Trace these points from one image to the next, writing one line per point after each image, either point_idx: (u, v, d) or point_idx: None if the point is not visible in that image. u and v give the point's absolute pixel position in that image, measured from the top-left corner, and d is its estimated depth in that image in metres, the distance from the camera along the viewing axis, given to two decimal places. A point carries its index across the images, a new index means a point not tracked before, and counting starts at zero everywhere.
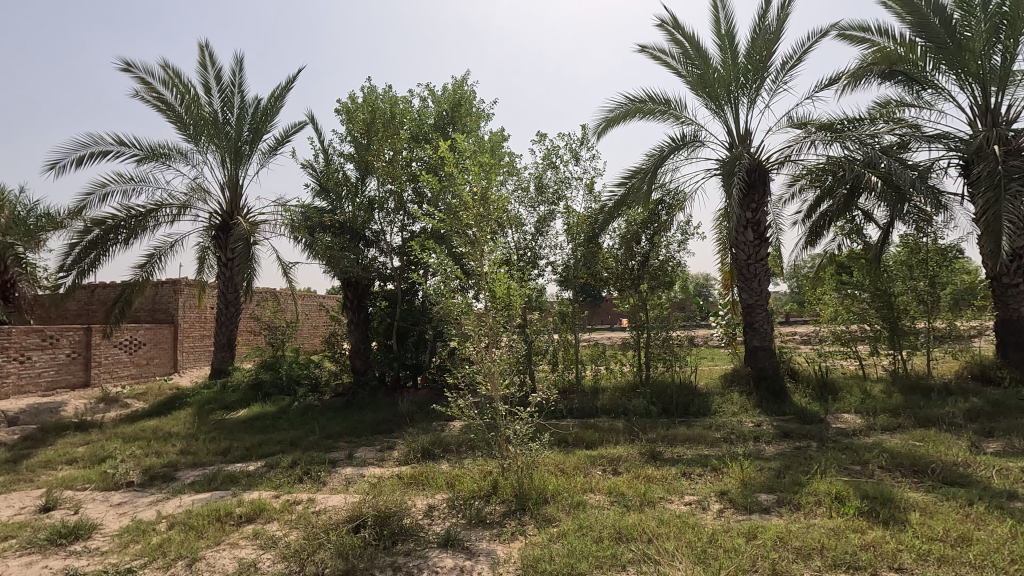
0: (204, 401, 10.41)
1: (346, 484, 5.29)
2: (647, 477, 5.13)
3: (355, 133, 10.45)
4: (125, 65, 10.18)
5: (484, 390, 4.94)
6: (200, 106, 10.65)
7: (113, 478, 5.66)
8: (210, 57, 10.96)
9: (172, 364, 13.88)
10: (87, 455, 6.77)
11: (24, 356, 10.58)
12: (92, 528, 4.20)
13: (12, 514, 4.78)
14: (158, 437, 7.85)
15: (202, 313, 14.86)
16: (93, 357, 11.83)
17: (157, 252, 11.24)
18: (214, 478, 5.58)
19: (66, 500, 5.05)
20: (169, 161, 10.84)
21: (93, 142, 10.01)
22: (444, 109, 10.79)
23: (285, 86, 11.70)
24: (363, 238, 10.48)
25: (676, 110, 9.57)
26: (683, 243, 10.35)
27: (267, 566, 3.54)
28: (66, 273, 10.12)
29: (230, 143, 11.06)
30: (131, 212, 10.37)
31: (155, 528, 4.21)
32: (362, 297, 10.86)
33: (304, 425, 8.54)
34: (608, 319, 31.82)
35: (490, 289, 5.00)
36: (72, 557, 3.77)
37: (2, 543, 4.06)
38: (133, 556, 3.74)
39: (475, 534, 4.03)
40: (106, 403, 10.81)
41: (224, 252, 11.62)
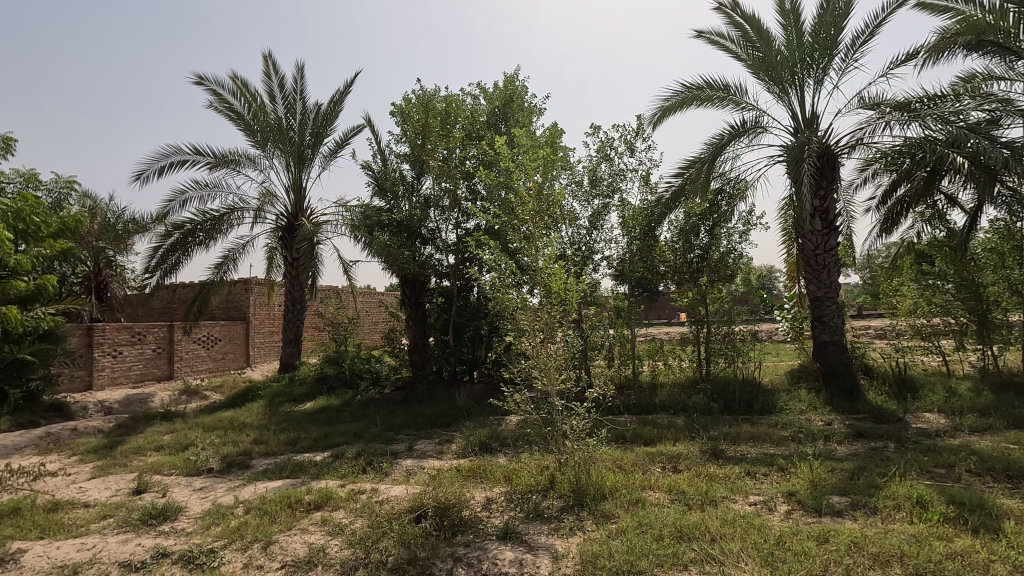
0: (274, 394, 10.97)
1: (407, 475, 5.45)
2: (708, 475, 5.00)
3: (410, 133, 10.72)
4: (198, 79, 10.86)
5: (540, 385, 4.98)
6: (266, 113, 11.19)
7: (194, 465, 6.07)
8: (273, 66, 11.51)
9: (245, 359, 14.77)
10: (172, 443, 7.29)
11: (116, 351, 11.52)
12: (178, 510, 4.53)
13: (110, 495, 5.24)
14: (234, 428, 8.35)
15: (270, 310, 15.72)
16: (175, 352, 12.71)
17: (232, 252, 11.94)
18: (284, 467, 5.88)
19: (154, 484, 5.46)
20: (238, 167, 11.47)
21: (172, 152, 10.74)
22: (496, 105, 10.75)
23: (343, 90, 12.14)
24: (420, 235, 10.74)
25: (736, 95, 9.20)
26: (745, 234, 9.99)
27: (334, 552, 3.70)
28: (151, 274, 10.93)
29: (294, 148, 11.59)
30: (207, 217, 11.05)
31: (233, 512, 4.50)
32: (419, 295, 11.15)
33: (367, 418, 8.85)
34: (665, 314, 31.06)
35: (546, 285, 4.96)
36: (161, 537, 4.07)
37: (102, 521, 4.45)
38: (215, 537, 4.01)
39: (533, 528, 4.06)
40: (189, 396, 11.59)
41: (290, 252, 12.17)
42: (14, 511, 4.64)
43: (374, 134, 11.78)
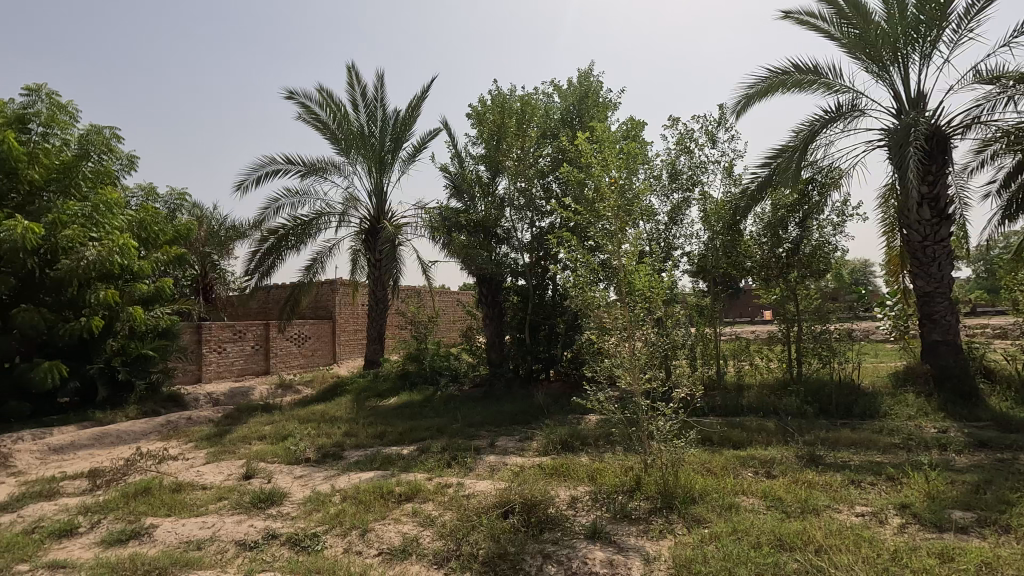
0: (360, 389, 11.53)
1: (491, 471, 5.54)
2: (807, 482, 4.71)
3: (486, 135, 10.78)
4: (289, 93, 11.60)
5: (623, 384, 4.90)
6: (350, 122, 11.76)
7: (294, 454, 6.49)
8: (356, 76, 12.07)
9: (332, 356, 15.64)
10: (273, 433, 7.84)
11: (221, 347, 12.55)
12: (283, 496, 4.86)
13: (223, 479, 5.72)
14: (326, 420, 8.85)
15: (354, 309, 16.53)
16: (271, 348, 13.67)
17: (320, 255, 12.66)
18: (374, 459, 6.15)
19: (260, 471, 5.90)
20: (325, 174, 12.15)
21: (267, 163, 11.55)
22: (570, 103, 10.78)
23: (420, 96, 12.53)
24: (495, 235, 10.93)
25: (829, 77, 8.60)
26: (840, 226, 9.32)
27: (427, 542, 3.83)
28: (251, 276, 11.80)
29: (375, 154, 12.11)
30: (298, 222, 11.79)
31: (331, 500, 4.77)
32: (496, 294, 11.31)
33: (448, 414, 9.09)
34: (748, 312, 29.53)
35: (629, 282, 4.88)
36: (269, 519, 4.39)
37: (218, 502, 4.87)
38: (317, 522, 4.27)
39: (622, 529, 3.99)
40: (284, 389, 12.41)
41: (373, 254, 12.72)
42: (145, 490, 5.17)
43: (450, 137, 12.07)
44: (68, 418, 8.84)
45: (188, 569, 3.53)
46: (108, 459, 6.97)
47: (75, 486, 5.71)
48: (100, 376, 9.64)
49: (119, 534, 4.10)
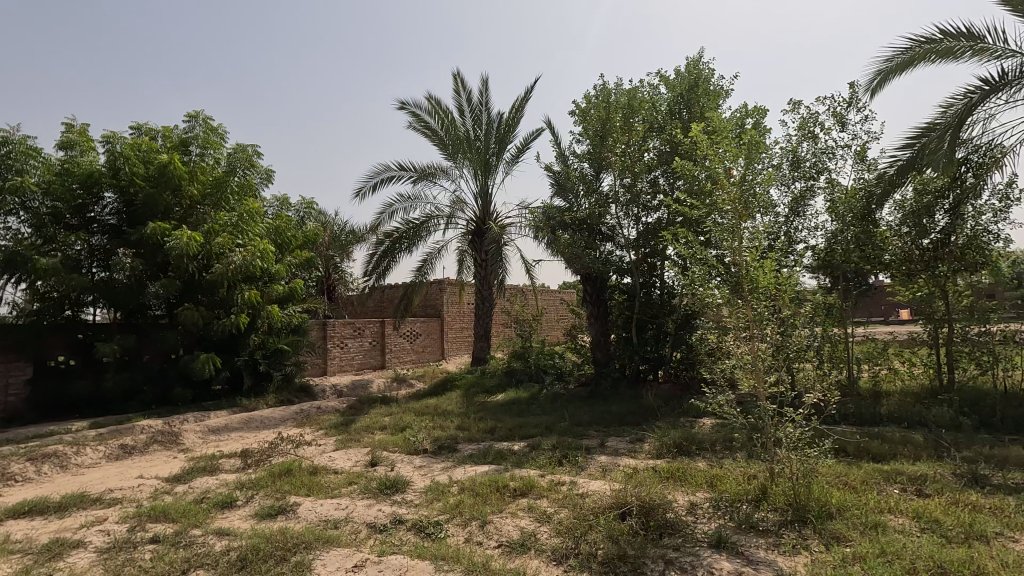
0: (469, 385, 11.93)
1: (603, 471, 5.48)
2: (970, 504, 4.13)
3: (591, 132, 10.59)
4: (402, 104, 12.27)
5: (746, 387, 4.60)
6: (456, 127, 12.18)
7: (413, 445, 6.87)
8: (462, 83, 12.49)
9: (441, 352, 16.38)
10: (392, 424, 8.35)
11: (343, 343, 13.58)
12: (406, 484, 5.15)
13: (352, 465, 6.20)
14: (439, 414, 9.26)
15: (460, 308, 17.18)
16: (386, 344, 14.57)
17: (430, 256, 13.27)
18: (488, 453, 6.33)
19: (384, 459, 6.31)
20: (435, 179, 12.71)
21: (382, 170, 12.31)
22: (679, 93, 10.35)
23: (523, 97, 12.68)
24: (600, 232, 10.79)
25: (989, 42, 7.48)
26: (1003, 213, 8.08)
27: (544, 538, 3.87)
28: (369, 277, 12.66)
29: (481, 156, 12.45)
30: (410, 225, 12.44)
31: (450, 491, 4.98)
32: (601, 291, 11.17)
33: (556, 412, 9.13)
34: (880, 311, 26.55)
35: (750, 279, 4.59)
36: (396, 505, 4.68)
37: (350, 486, 5.28)
38: (439, 511, 4.47)
39: (749, 540, 3.77)
40: (399, 383, 13.17)
41: (479, 254, 13.12)
42: (287, 470, 5.74)
43: (553, 136, 12.09)
44: (221, 404, 10.04)
45: (328, 545, 3.86)
46: (255, 442, 7.82)
47: (231, 464, 6.47)
48: (245, 368, 10.82)
49: (270, 509, 4.58)
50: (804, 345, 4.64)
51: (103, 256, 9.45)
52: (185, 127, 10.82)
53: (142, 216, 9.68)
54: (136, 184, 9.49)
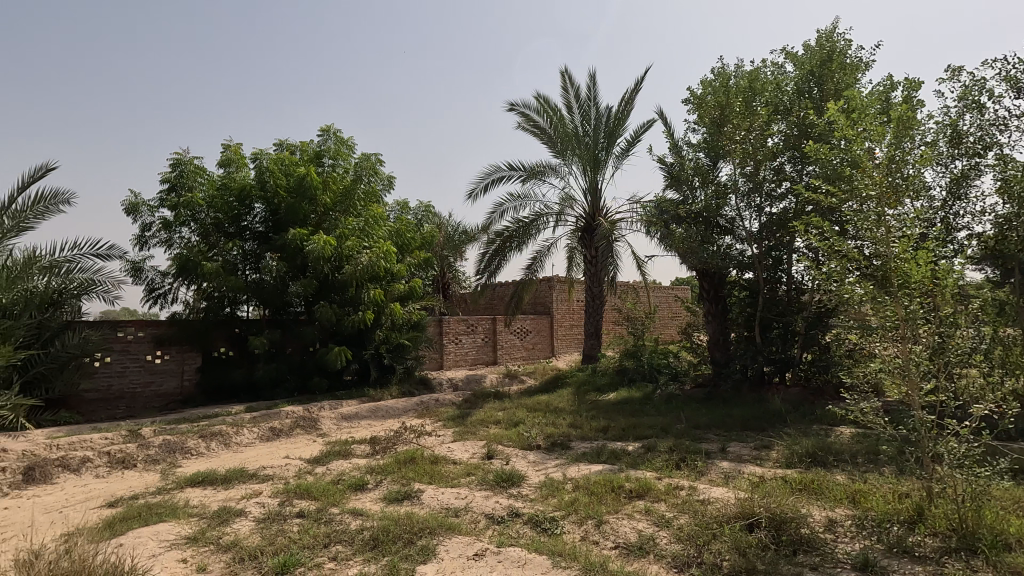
0: (580, 382, 11.87)
1: (726, 478, 5.19)
2: None
3: (707, 118, 9.89)
4: (511, 105, 12.50)
5: (894, 394, 4.10)
6: (565, 124, 12.16)
7: (526, 441, 6.98)
8: (570, 79, 12.44)
9: (550, 349, 16.50)
10: (506, 419, 8.56)
11: (458, 339, 14.16)
12: (521, 478, 5.26)
13: (469, 456, 6.45)
14: (551, 410, 9.33)
15: (570, 305, 17.17)
16: (498, 341, 14.96)
17: (539, 254, 13.39)
18: (601, 452, 6.26)
19: (499, 452, 6.49)
20: (543, 177, 12.80)
21: (493, 171, 12.64)
22: (808, 70, 9.45)
23: (633, 88, 12.35)
24: (717, 225, 10.22)
25: None
26: None
27: (664, 544, 3.74)
28: (481, 275, 13.07)
29: (589, 152, 12.32)
30: (520, 224, 12.65)
31: (565, 488, 5.00)
32: (719, 288, 10.55)
33: (671, 413, 8.80)
34: None
35: (900, 272, 4.03)
36: (512, 498, 4.79)
37: (468, 477, 5.50)
38: (554, 507, 4.51)
39: (903, 567, 3.36)
40: (511, 379, 13.46)
41: (589, 251, 12.99)
42: (411, 458, 6.10)
43: (666, 126, 11.64)
44: (352, 394, 10.93)
45: (450, 532, 4.04)
46: (381, 430, 8.41)
47: (361, 449, 7.02)
48: (372, 361, 11.66)
49: (396, 494, 4.90)
50: (971, 348, 3.99)
51: (254, 259, 10.70)
52: (318, 141, 11.91)
53: (284, 223, 10.80)
54: (279, 194, 10.62)
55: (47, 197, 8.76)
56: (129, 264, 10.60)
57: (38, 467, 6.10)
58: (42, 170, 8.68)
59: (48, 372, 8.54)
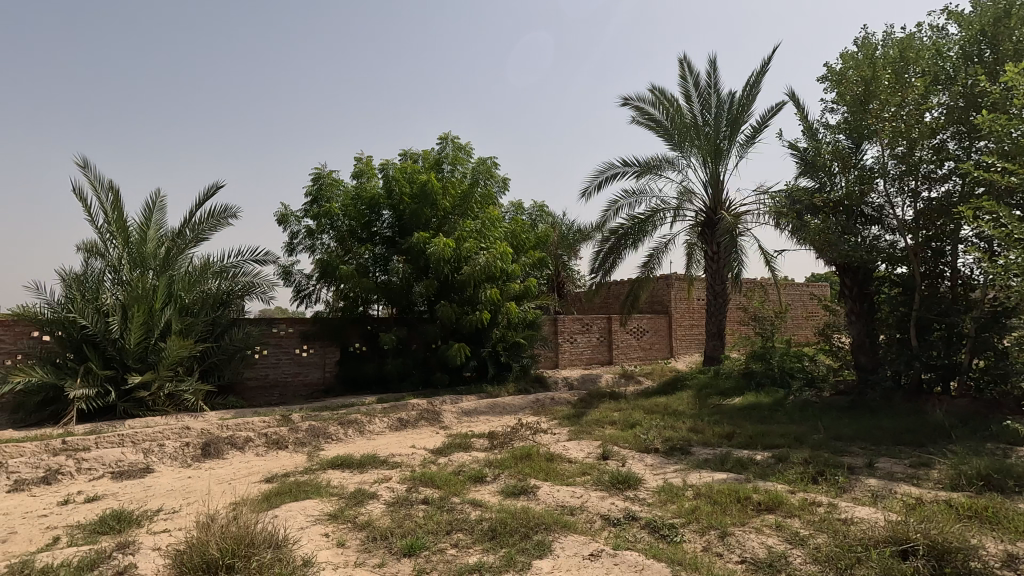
0: (701, 385, 11.30)
1: (873, 496, 4.64)
2: None
3: (848, 96, 8.91)
4: (625, 99, 12.22)
5: None
6: (683, 115, 11.63)
7: (644, 443, 6.79)
8: (688, 67, 11.87)
9: (669, 350, 15.89)
10: (622, 420, 8.39)
11: (572, 338, 14.15)
12: (639, 481, 5.13)
13: (584, 456, 6.42)
14: (670, 413, 8.98)
15: (690, 304, 16.41)
16: (613, 340, 14.72)
17: (656, 251, 12.95)
18: (726, 460, 5.91)
19: (615, 454, 6.39)
20: (660, 171, 12.35)
21: (607, 168, 12.44)
22: (977, 30, 8.11)
23: (759, 70, 11.48)
24: (862, 215, 9.20)
25: None
26: None
27: (798, 563, 3.44)
28: (595, 274, 12.93)
29: (710, 143, 11.67)
30: (636, 220, 12.32)
31: (685, 494, 4.79)
32: (865, 285, 9.50)
33: (806, 421, 8.06)
34: None
35: None
36: (628, 501, 4.69)
37: (584, 476, 5.48)
38: (673, 514, 4.34)
39: None
40: (628, 379, 13.17)
41: (710, 247, 12.30)
42: (527, 454, 6.22)
43: (798, 109, 10.68)
44: (471, 389, 11.39)
45: (566, 530, 4.06)
46: (499, 426, 8.66)
47: (480, 443, 7.29)
48: (489, 358, 12.05)
49: (513, 489, 5.02)
50: None
51: (383, 262, 11.56)
52: (438, 148, 12.55)
53: (409, 227, 11.53)
54: (404, 201, 11.37)
55: (218, 212, 10.19)
56: (281, 269, 11.97)
57: (213, 443, 7.12)
58: (213, 188, 10.10)
59: (219, 362, 9.94)
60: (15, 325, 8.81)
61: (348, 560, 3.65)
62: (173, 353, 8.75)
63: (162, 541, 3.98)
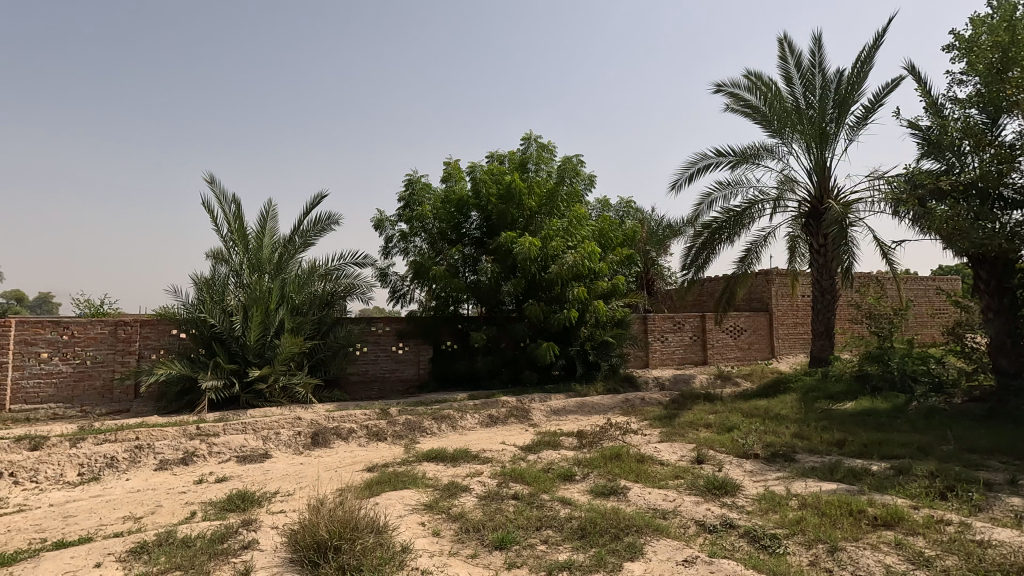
0: (807, 388, 10.52)
1: (1017, 518, 4.09)
2: None
3: (981, 65, 7.90)
4: (718, 86, 11.65)
5: None
6: (783, 99, 10.88)
7: (742, 448, 6.45)
8: (789, 47, 11.09)
9: (770, 350, 14.95)
10: (718, 423, 8.02)
11: (663, 337, 13.72)
12: (736, 488, 4.88)
13: (678, 459, 6.22)
14: (772, 417, 8.45)
15: (793, 301, 15.33)
16: (707, 339, 14.10)
17: (754, 245, 12.22)
18: (836, 469, 5.47)
19: (711, 458, 6.13)
20: (758, 160, 11.65)
21: (699, 160, 11.93)
22: None
23: (872, 44, 10.48)
24: (1000, 198, 8.12)
25: None
26: None
27: None
28: (688, 270, 12.45)
29: (815, 127, 10.83)
30: (731, 213, 11.71)
31: (789, 504, 4.49)
32: (1004, 277, 8.38)
33: (933, 430, 7.26)
34: None
35: None
36: (725, 508, 4.48)
37: (677, 480, 5.31)
38: (776, 524, 4.09)
39: None
40: (724, 381, 12.55)
41: (816, 239, 11.41)
42: (617, 455, 6.13)
43: (919, 83, 9.63)
44: (560, 388, 11.40)
45: (658, 534, 3.97)
46: (588, 425, 8.61)
47: (569, 442, 7.28)
48: (578, 356, 12.01)
49: (603, 489, 4.98)
50: None
51: (472, 262, 11.88)
52: (523, 148, 12.68)
53: (497, 228, 11.75)
54: (491, 202, 11.58)
55: (323, 220, 11.01)
56: (378, 270, 12.67)
57: (321, 433, 7.70)
58: (318, 199, 10.93)
59: (325, 358, 10.68)
60: (159, 324, 10.05)
61: (442, 548, 3.81)
62: (286, 349, 9.63)
63: (279, 520, 4.38)
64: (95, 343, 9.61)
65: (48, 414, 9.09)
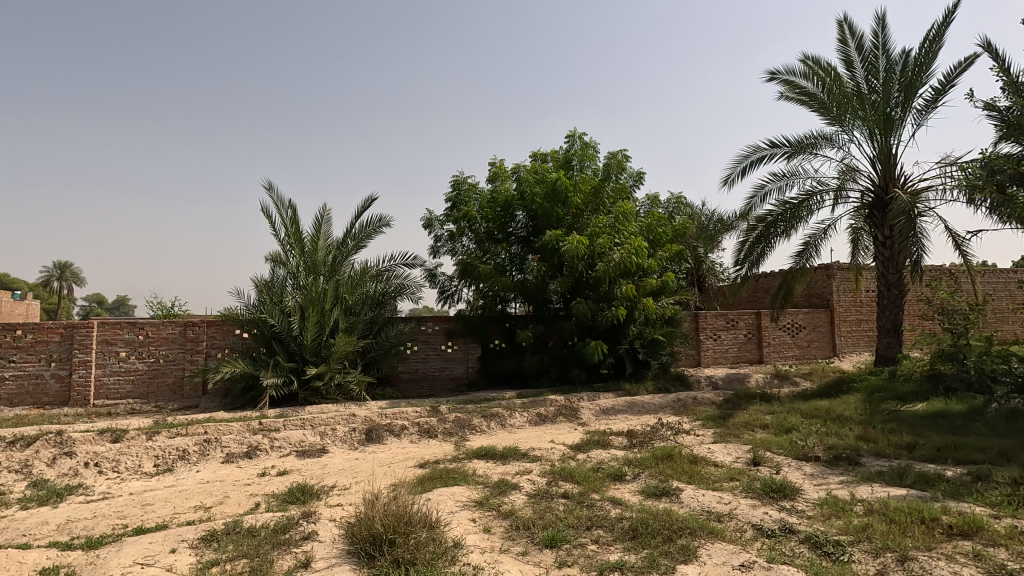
0: (873, 388, 9.97)
1: None
2: None
3: None
4: (771, 74, 11.20)
5: None
6: (843, 83, 10.35)
7: (801, 450, 6.20)
8: (849, 29, 10.55)
9: (831, 349, 14.27)
10: (776, 424, 7.72)
11: (716, 335, 13.33)
12: (796, 492, 4.69)
13: (733, 461, 6.04)
14: (834, 419, 8.06)
15: (856, 297, 14.57)
16: (763, 338, 13.60)
17: (813, 238, 11.70)
18: (905, 473, 5.17)
19: (768, 460, 5.91)
20: (815, 150, 11.14)
21: (751, 151, 11.51)
22: None
23: (941, 22, 9.84)
24: None
25: None
26: None
27: None
28: (741, 266, 12.05)
29: (878, 112, 10.24)
30: (787, 206, 11.26)
31: (853, 509, 4.28)
32: None
33: (1015, 434, 6.75)
34: None
35: None
36: (784, 512, 4.32)
37: (732, 482, 5.16)
38: (840, 530, 3.91)
39: None
40: (781, 380, 12.07)
41: (881, 231, 10.82)
42: (669, 455, 6.01)
43: (996, 61, 8.96)
44: (609, 387, 11.28)
45: (713, 537, 3.87)
46: (638, 425, 8.48)
47: (619, 442, 7.19)
48: (627, 355, 11.84)
49: (655, 489, 4.90)
50: None
51: (519, 261, 11.90)
52: (568, 146, 12.61)
53: (542, 226, 11.74)
54: (536, 201, 11.56)
55: (373, 221, 11.31)
56: (427, 271, 12.90)
57: (375, 429, 7.92)
58: (368, 201, 11.24)
59: (377, 357, 10.97)
60: (223, 324, 10.59)
61: (493, 545, 3.85)
62: (340, 348, 9.98)
63: (336, 513, 4.54)
64: (167, 343, 10.24)
65: (127, 409, 9.78)
